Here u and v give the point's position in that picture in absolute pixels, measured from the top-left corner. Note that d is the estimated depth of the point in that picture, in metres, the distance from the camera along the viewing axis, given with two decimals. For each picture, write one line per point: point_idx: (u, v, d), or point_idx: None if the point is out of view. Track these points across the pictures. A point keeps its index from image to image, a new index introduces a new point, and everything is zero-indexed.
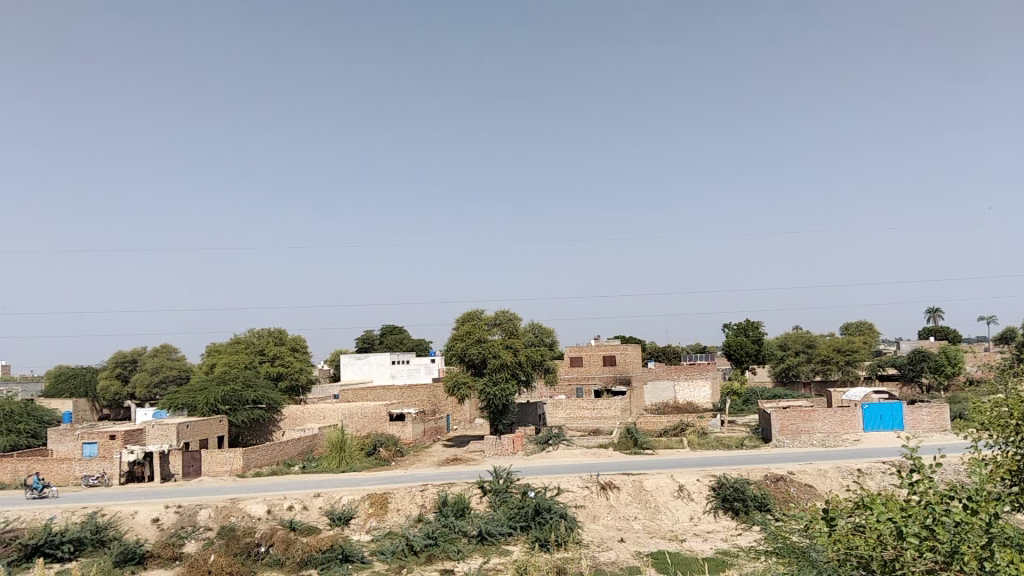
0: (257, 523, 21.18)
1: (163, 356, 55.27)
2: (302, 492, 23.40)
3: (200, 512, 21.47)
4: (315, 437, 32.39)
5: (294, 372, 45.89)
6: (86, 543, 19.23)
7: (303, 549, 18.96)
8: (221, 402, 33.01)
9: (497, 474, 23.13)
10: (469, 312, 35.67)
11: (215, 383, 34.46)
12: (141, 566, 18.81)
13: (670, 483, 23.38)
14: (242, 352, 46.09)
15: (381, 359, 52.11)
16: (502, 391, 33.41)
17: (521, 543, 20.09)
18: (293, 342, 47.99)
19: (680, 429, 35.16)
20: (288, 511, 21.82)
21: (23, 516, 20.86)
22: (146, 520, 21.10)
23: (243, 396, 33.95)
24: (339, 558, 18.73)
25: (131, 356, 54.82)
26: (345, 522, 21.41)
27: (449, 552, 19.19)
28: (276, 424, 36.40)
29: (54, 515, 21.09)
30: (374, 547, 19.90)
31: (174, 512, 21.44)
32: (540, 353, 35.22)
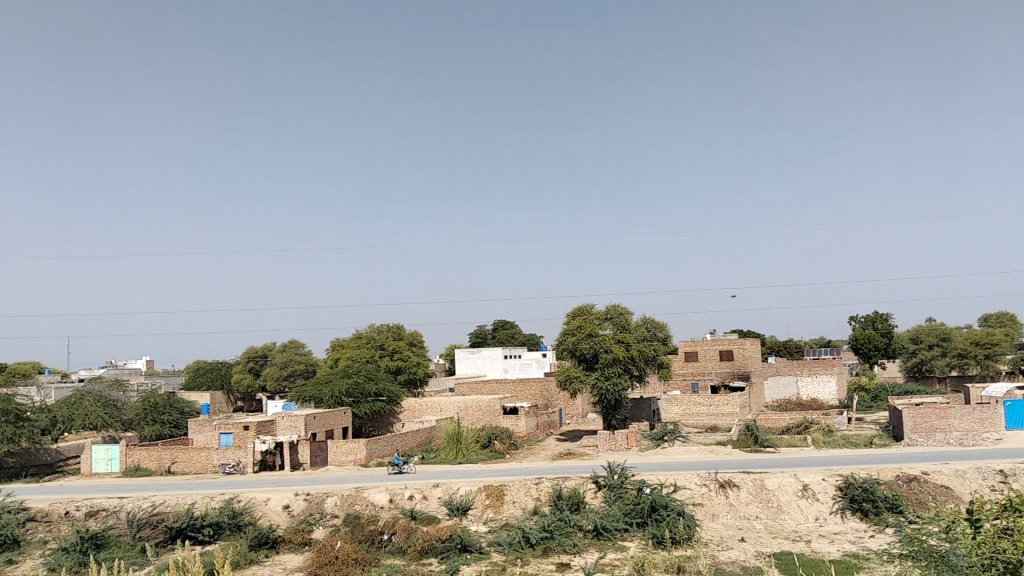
0: (380, 511, 21.89)
1: (291, 351, 57.64)
2: (422, 482, 24.02)
3: (327, 500, 22.39)
4: (433, 429, 33.19)
5: (412, 365, 46.89)
6: (224, 527, 20.40)
7: (423, 538, 19.47)
8: (345, 395, 34.34)
9: (612, 469, 22.94)
10: (580, 307, 35.59)
11: (339, 377, 35.90)
12: (274, 550, 19.82)
13: (793, 482, 22.52)
14: (363, 347, 47.80)
15: (493, 352, 52.71)
16: (614, 386, 33.10)
17: (638, 539, 19.90)
18: (411, 337, 49.15)
19: (803, 427, 33.84)
20: (409, 500, 22.45)
21: (168, 501, 22.37)
22: (277, 506, 22.21)
23: (365, 389, 35.19)
24: (458, 548, 19.05)
25: (263, 351, 57.59)
26: (463, 512, 21.81)
27: (566, 546, 19.23)
28: (396, 416, 37.48)
29: (195, 500, 22.49)
30: (492, 538, 20.17)
31: (303, 499, 22.46)
32: (653, 347, 34.72)
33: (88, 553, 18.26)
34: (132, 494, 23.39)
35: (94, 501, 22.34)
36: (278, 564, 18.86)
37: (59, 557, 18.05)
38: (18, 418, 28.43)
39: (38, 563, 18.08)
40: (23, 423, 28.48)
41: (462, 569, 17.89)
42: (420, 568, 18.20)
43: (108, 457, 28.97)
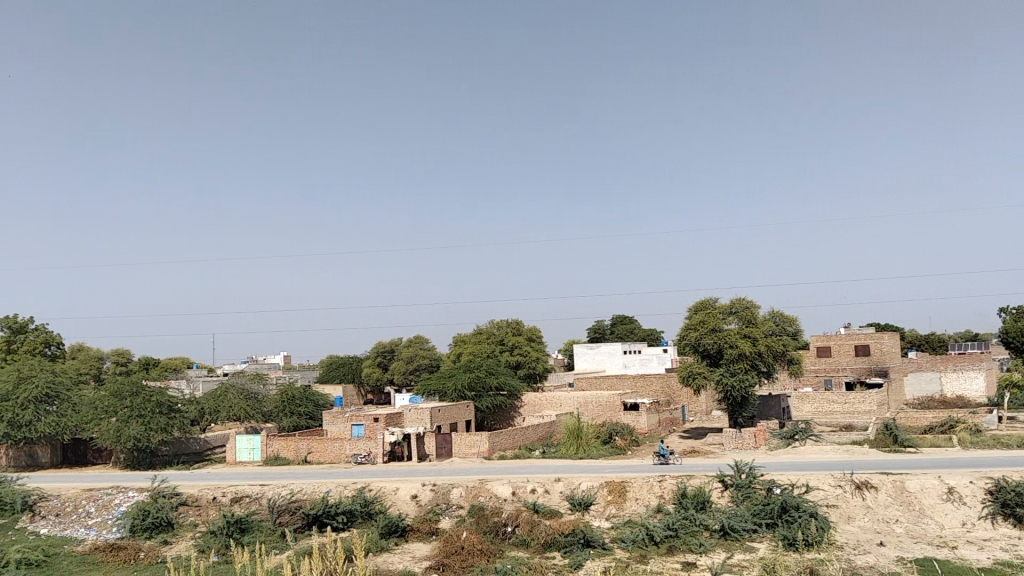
0: (504, 503, 22.25)
1: (416, 346, 58.80)
2: (544, 476, 24.21)
3: (453, 491, 22.98)
4: (553, 424, 33.34)
5: (532, 360, 47.36)
6: (356, 515, 21.31)
7: (546, 532, 19.63)
8: (467, 389, 35.11)
9: (739, 468, 22.33)
10: (702, 301, 34.75)
11: (461, 371, 36.72)
12: (403, 538, 20.51)
13: (937, 484, 21.15)
14: (484, 342, 48.66)
15: (613, 348, 52.55)
16: (740, 382, 32.18)
17: (767, 540, 19.30)
18: (530, 333, 49.50)
19: (948, 426, 31.73)
20: (531, 494, 22.68)
21: (305, 489, 23.60)
22: (406, 496, 23.00)
23: (487, 383, 35.81)
24: (581, 542, 19.07)
25: (391, 346, 59.14)
26: (585, 507, 21.82)
27: (691, 545, 18.91)
28: (518, 410, 37.92)
29: (330, 489, 23.61)
30: (615, 534, 20.09)
31: (430, 490, 23.15)
32: (781, 342, 33.46)
33: (233, 536, 19.51)
34: (272, 482, 24.81)
35: (239, 488, 23.85)
36: (407, 551, 19.51)
37: (209, 540, 19.39)
38: (170, 410, 30.65)
39: (190, 544, 19.51)
40: (175, 414, 30.65)
41: (586, 564, 17.92)
42: (544, 561, 18.35)
43: (251, 446, 30.86)
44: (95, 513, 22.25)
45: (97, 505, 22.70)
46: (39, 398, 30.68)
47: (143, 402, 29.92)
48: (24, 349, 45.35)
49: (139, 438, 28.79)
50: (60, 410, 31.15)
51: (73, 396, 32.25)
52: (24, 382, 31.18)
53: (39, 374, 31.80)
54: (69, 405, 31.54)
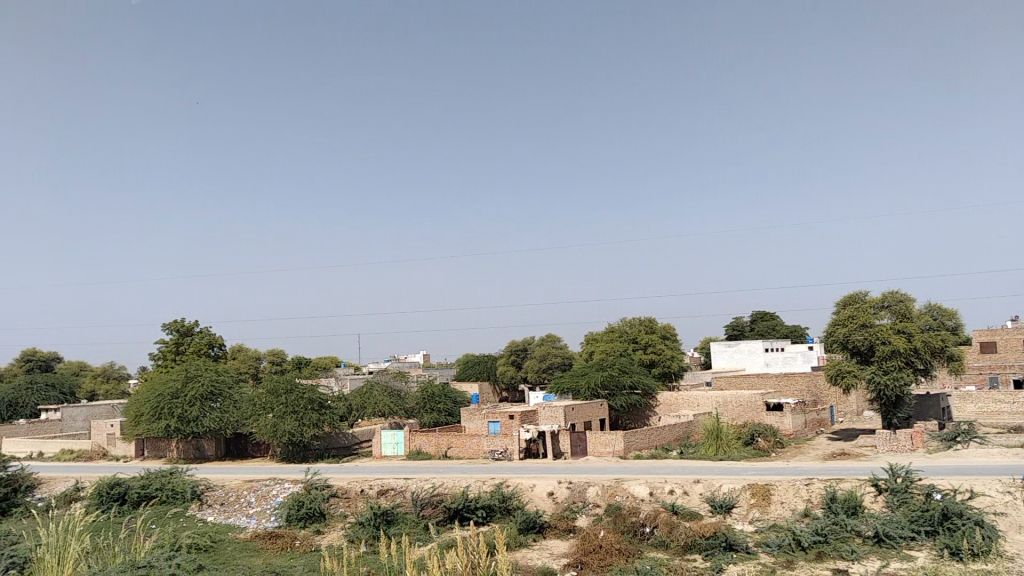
0: (641, 504, 21.99)
1: (549, 345, 58.94)
2: (683, 477, 23.75)
3: (589, 490, 22.99)
4: (691, 424, 32.64)
5: (667, 359, 46.53)
6: (495, 510, 21.65)
7: (686, 534, 19.23)
8: (601, 387, 35.02)
9: (894, 472, 21.03)
10: (851, 295, 32.99)
11: (595, 369, 36.63)
12: (541, 535, 20.68)
13: None
14: (617, 340, 48.36)
15: (754, 346, 50.70)
16: (894, 380, 30.28)
17: (927, 549, 18.04)
18: (664, 330, 48.67)
19: None
20: (670, 495, 22.31)
21: (445, 483, 24.28)
22: (543, 493, 23.23)
23: (621, 381, 35.54)
24: (724, 546, 18.55)
25: (523, 344, 59.89)
26: (727, 510, 21.20)
27: (842, 552, 17.97)
28: (653, 410, 37.35)
29: (469, 484, 24.16)
30: (759, 538, 19.41)
31: (566, 488, 23.27)
32: (941, 338, 31.17)
33: (379, 528, 20.34)
34: (415, 476, 25.69)
35: (384, 481, 24.86)
36: (545, 548, 19.63)
37: (357, 530, 20.31)
38: (321, 406, 32.32)
39: (341, 534, 20.50)
40: (325, 411, 32.30)
41: (728, 568, 17.41)
42: (684, 563, 17.96)
43: (395, 441, 32.05)
44: (255, 502, 23.79)
45: (257, 495, 24.27)
46: (204, 395, 33.17)
47: (296, 399, 31.70)
48: (191, 350, 49.17)
49: (293, 432, 30.55)
50: (223, 406, 33.53)
51: (235, 393, 34.62)
52: (192, 381, 33.81)
53: (204, 373, 34.37)
54: (231, 401, 33.88)
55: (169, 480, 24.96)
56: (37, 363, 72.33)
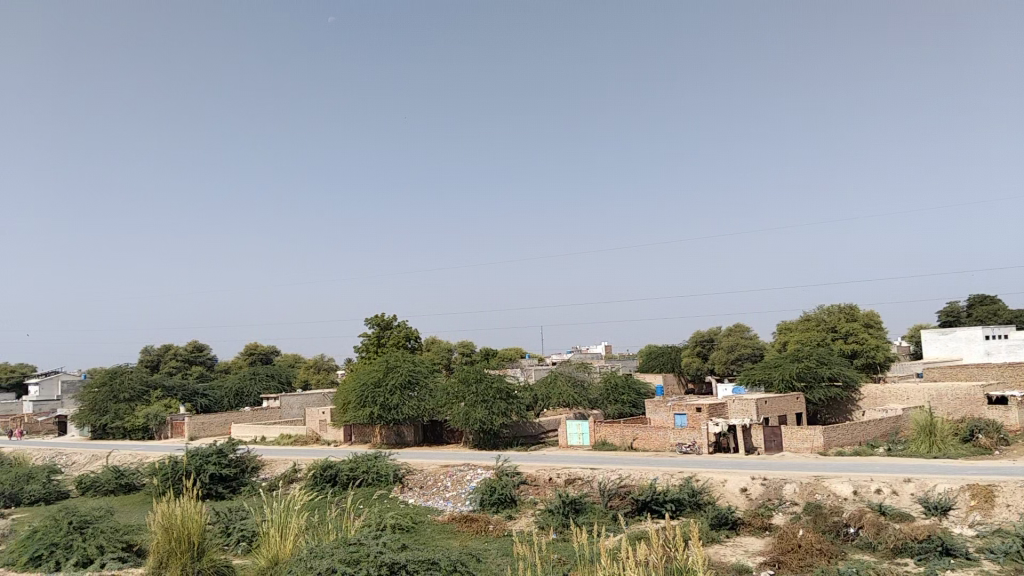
0: (844, 503, 20.74)
1: (737, 335, 56.93)
2: (891, 475, 22.14)
3: (785, 487, 22.03)
4: (899, 419, 30.30)
5: (870, 349, 43.45)
6: (685, 504, 21.26)
7: (896, 536, 17.91)
8: (796, 379, 33.41)
9: None
10: None
11: (789, 360, 34.97)
12: (735, 531, 20.08)
13: None
14: (813, 329, 45.81)
15: (972, 333, 46.05)
16: None
17: None
18: (867, 318, 45.44)
19: None
20: (876, 494, 20.86)
21: (633, 475, 24.20)
22: (735, 488, 22.56)
23: (819, 373, 33.69)
24: (940, 550, 17.08)
25: (710, 335, 58.24)
26: (943, 512, 19.47)
27: None
28: (855, 403, 35.05)
29: (657, 476, 23.92)
30: (981, 544, 17.66)
31: (760, 484, 22.45)
32: None
33: (569, 516, 20.64)
34: (603, 467, 25.86)
35: (572, 471, 25.23)
36: (739, 545, 19.03)
37: (547, 518, 20.73)
38: (509, 396, 33.25)
39: (532, 521, 21.02)
40: (513, 400, 33.16)
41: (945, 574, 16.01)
42: (894, 567, 16.73)
43: (580, 431, 32.44)
44: (451, 487, 24.94)
45: (452, 480, 25.44)
46: (403, 384, 35.26)
47: (486, 388, 32.87)
48: (390, 342, 52.30)
49: (484, 421, 31.71)
50: (420, 395, 35.43)
51: (430, 382, 36.48)
52: (391, 371, 36.08)
53: (402, 364, 36.52)
54: (427, 390, 35.72)
55: (374, 464, 26.76)
56: (259, 356, 80.02)
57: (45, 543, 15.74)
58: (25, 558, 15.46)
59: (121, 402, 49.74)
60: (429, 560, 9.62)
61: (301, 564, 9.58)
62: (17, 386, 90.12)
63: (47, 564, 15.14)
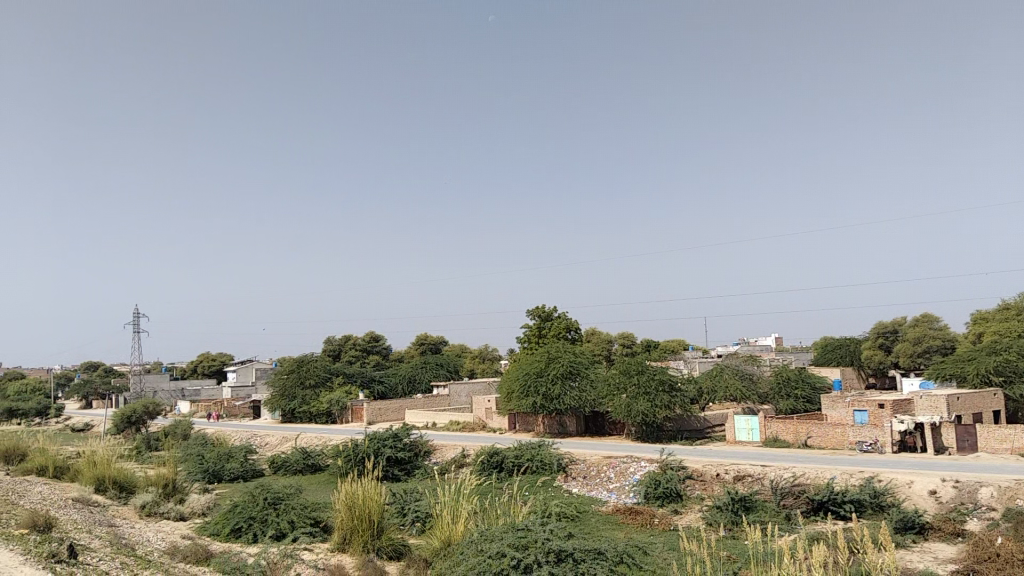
0: None
1: (926, 326, 52.69)
2: None
3: (981, 491, 20.22)
4: None
5: None
6: (865, 505, 19.99)
7: None
8: (993, 374, 30.54)
9: None
10: None
11: (985, 353, 32.01)
12: (922, 537, 18.65)
13: None
14: (1013, 320, 41.66)
15: None
16: None
17: None
18: None
19: None
20: None
21: (807, 473, 23.11)
22: (922, 491, 21.00)
23: (1020, 367, 30.56)
24: None
25: (893, 325, 54.39)
26: None
27: None
28: None
29: (834, 475, 22.70)
30: None
31: (952, 487, 20.75)
32: None
33: (739, 514, 19.98)
34: (774, 464, 24.86)
35: (741, 467, 24.45)
36: (927, 551, 17.67)
37: (716, 514, 20.20)
38: (672, 388, 32.59)
39: (699, 517, 20.58)
40: (677, 393, 32.46)
41: None
42: None
43: (749, 426, 31.38)
44: (615, 478, 24.90)
45: (616, 471, 25.41)
46: (564, 374, 35.56)
47: (648, 380, 32.46)
48: (551, 333, 52.86)
49: (647, 413, 31.33)
50: (582, 385, 35.55)
51: (592, 372, 36.49)
52: (553, 362, 36.50)
53: (563, 355, 36.80)
54: (589, 380, 35.78)
55: (538, 452, 27.19)
56: (429, 346, 83.49)
57: (244, 516, 17.30)
58: (228, 530, 17.09)
59: (306, 388, 53.68)
60: (596, 550, 9.67)
61: (473, 546, 9.95)
62: (218, 372, 99.35)
63: (247, 536, 16.66)
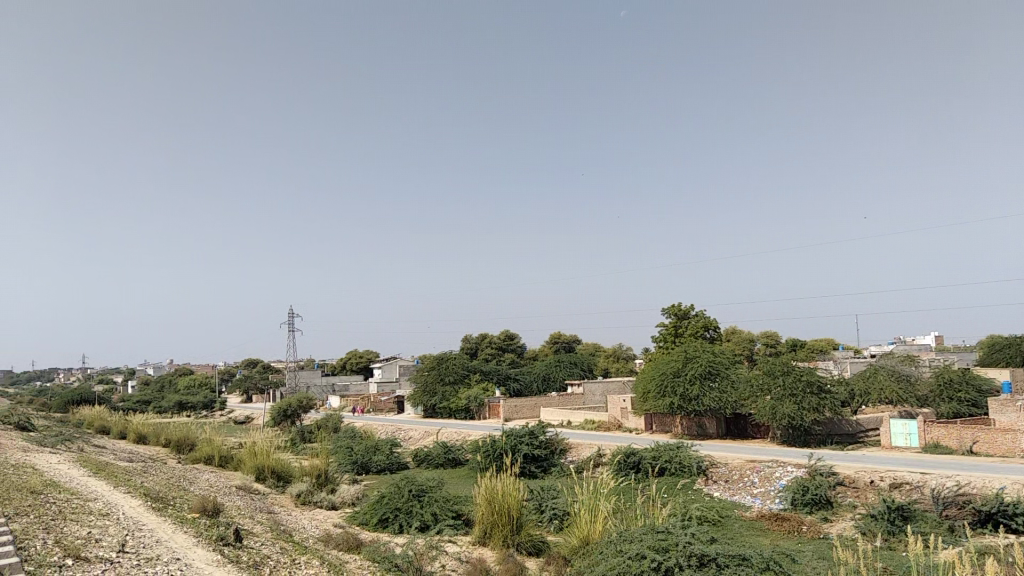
0: None
1: None
2: None
3: None
4: None
5: None
6: None
7: None
8: None
9: None
10: None
11: None
12: None
13: None
14: None
15: None
16: None
17: None
18: None
19: None
20: None
21: (974, 482, 21.39)
22: None
23: None
24: None
25: None
26: None
27: None
28: None
29: (1004, 485, 20.88)
30: None
31: None
32: None
33: (896, 524, 18.75)
34: (936, 471, 23.19)
35: (897, 474, 22.99)
36: None
37: (870, 523, 19.06)
38: (821, 390, 30.92)
39: (852, 525, 19.47)
40: (826, 395, 30.76)
41: None
42: None
43: (907, 431, 29.41)
44: (759, 483, 24.04)
45: (760, 476, 24.49)
46: (703, 374, 34.64)
47: (794, 381, 31.03)
48: (689, 332, 51.70)
49: (793, 416, 29.93)
50: (722, 386, 34.54)
51: (733, 373, 35.34)
52: (691, 361, 35.69)
53: (702, 354, 35.88)
54: (729, 381, 34.79)
55: (677, 454, 26.64)
56: (563, 345, 83.88)
57: (391, 507, 18.01)
58: (376, 519, 17.85)
59: (445, 384, 55.18)
60: (740, 556, 9.35)
61: (612, 546, 9.90)
62: (364, 369, 104.06)
63: (393, 526, 17.34)
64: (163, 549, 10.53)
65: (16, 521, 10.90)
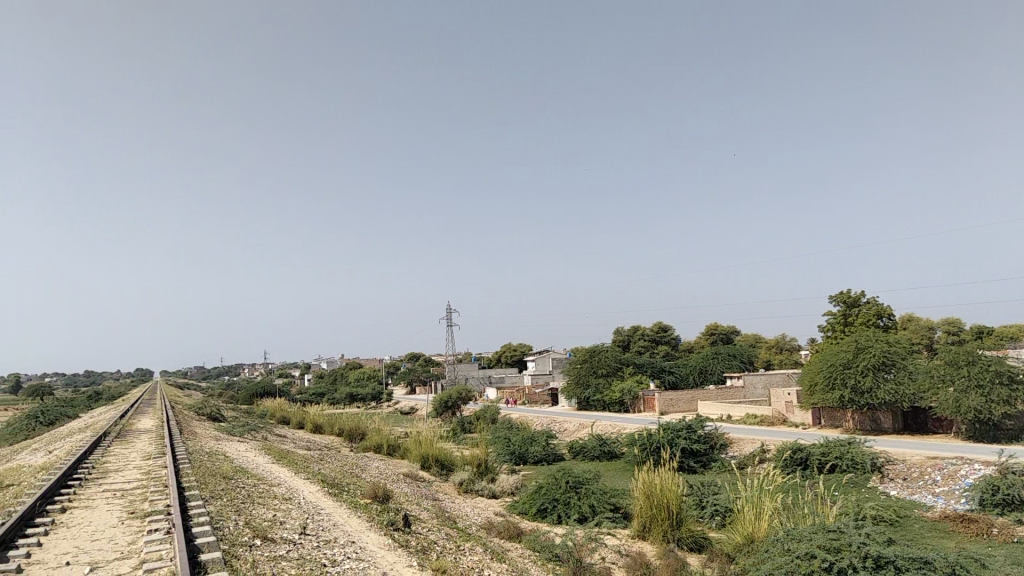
0: None
1: None
2: None
3: None
4: None
5: None
6: None
7: None
8: None
9: None
10: None
11: None
12: None
13: None
14: None
15: None
16: None
17: None
18: None
19: None
20: None
21: None
22: None
23: None
24: None
25: None
26: None
27: None
28: None
29: None
30: None
31: None
32: None
33: None
34: None
35: None
36: None
37: None
38: (1013, 381, 28.13)
39: None
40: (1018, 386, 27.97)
41: None
42: None
43: None
44: (941, 481, 22.34)
45: (943, 474, 22.75)
46: (876, 366, 32.66)
47: (980, 371, 28.45)
48: (859, 321, 48.79)
49: (980, 410, 27.64)
50: (898, 377, 32.21)
51: (910, 363, 32.92)
52: (863, 352, 33.70)
53: (875, 343, 33.72)
54: (906, 372, 32.27)
55: (849, 449, 25.22)
56: (721, 336, 81.59)
57: (549, 498, 18.27)
58: (535, 509, 18.19)
59: (599, 377, 55.27)
60: (921, 559, 8.75)
61: (780, 545, 9.55)
62: (520, 362, 106.00)
63: (552, 517, 17.59)
64: (340, 532, 11.26)
65: (212, 503, 12.03)
